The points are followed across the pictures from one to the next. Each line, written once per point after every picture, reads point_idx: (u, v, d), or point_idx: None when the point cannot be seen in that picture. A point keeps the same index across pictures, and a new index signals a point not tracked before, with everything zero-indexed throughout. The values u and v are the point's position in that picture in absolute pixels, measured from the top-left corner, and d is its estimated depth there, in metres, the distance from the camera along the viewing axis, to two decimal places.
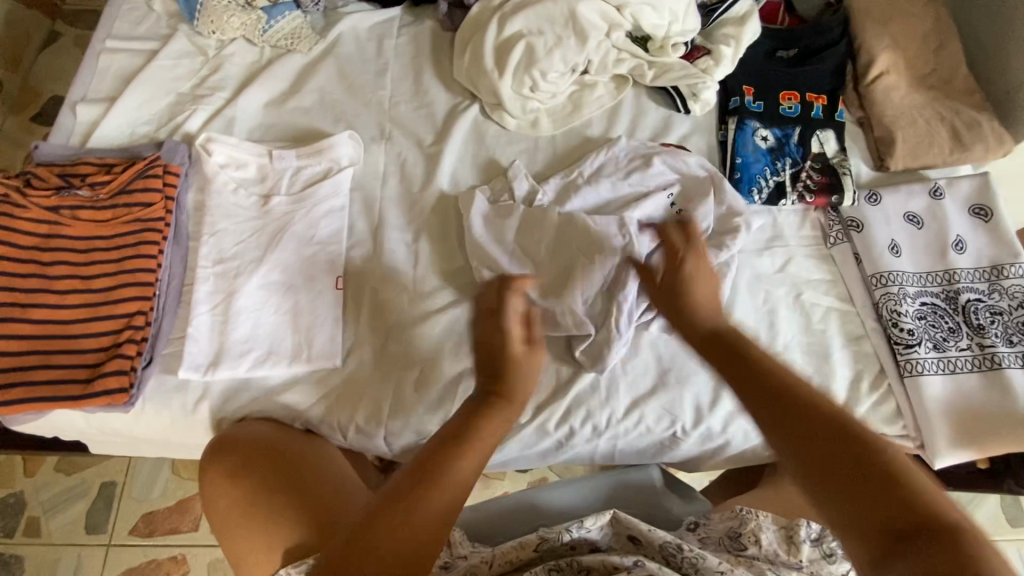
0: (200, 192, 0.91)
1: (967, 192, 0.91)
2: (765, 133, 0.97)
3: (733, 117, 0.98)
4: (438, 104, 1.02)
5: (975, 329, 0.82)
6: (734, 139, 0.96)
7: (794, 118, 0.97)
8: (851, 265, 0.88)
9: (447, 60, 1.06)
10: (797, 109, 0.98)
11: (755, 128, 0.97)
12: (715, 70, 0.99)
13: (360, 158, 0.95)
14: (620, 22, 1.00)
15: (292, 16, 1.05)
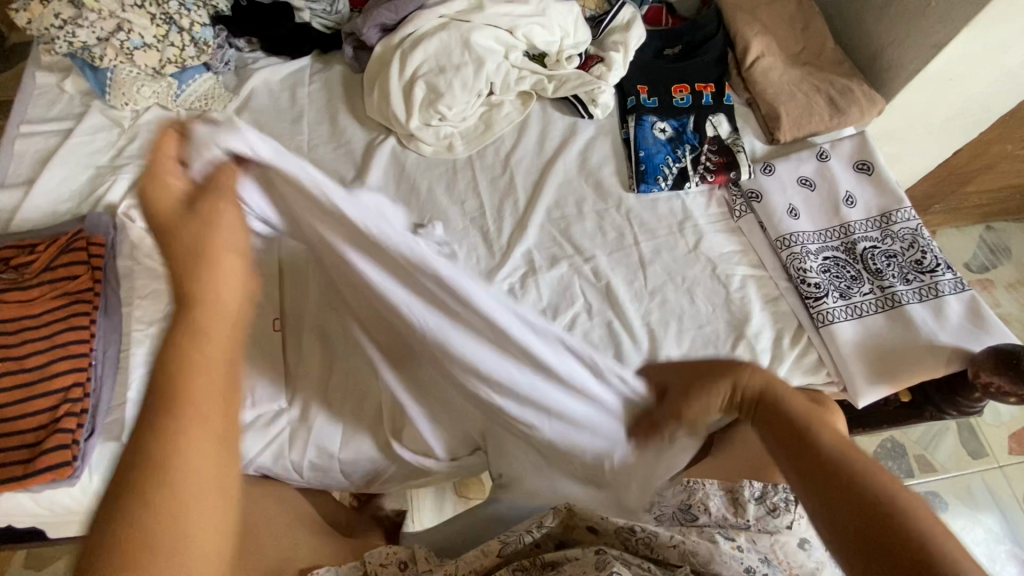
0: (128, 259, 0.92)
1: (850, 150, 0.99)
2: (663, 126, 1.04)
3: (632, 116, 1.05)
4: (356, 140, 1.07)
5: (874, 273, 0.89)
6: (635, 135, 1.03)
7: (687, 108, 1.05)
8: (757, 233, 0.94)
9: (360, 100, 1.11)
10: (689, 100, 1.06)
11: (652, 122, 1.04)
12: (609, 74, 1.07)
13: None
14: (516, 46, 1.07)
15: (203, 79, 1.08)
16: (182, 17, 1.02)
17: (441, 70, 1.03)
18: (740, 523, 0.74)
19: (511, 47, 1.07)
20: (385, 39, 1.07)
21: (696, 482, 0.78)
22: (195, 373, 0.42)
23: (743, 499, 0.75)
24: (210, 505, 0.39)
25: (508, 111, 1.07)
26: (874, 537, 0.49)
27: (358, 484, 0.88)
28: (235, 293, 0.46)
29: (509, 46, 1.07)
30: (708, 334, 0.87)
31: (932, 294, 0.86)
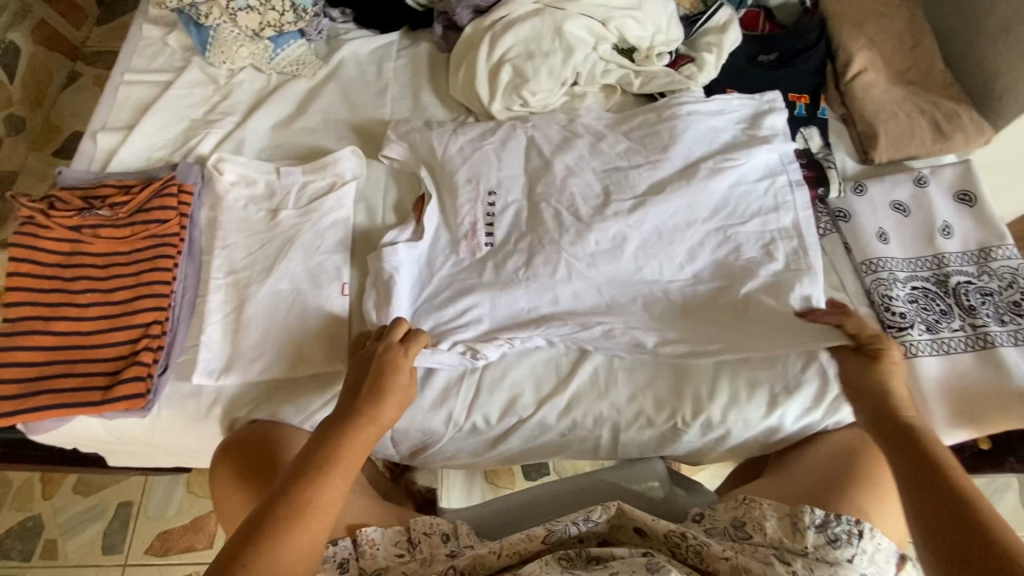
0: (212, 210, 0.96)
1: (951, 178, 0.93)
2: None
3: None
4: (436, 119, 1.09)
5: (967, 310, 0.84)
6: None
7: None
8: (840, 254, 0.90)
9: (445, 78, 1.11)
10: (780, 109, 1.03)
11: None
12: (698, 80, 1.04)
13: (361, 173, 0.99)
14: (607, 37, 1.04)
15: (297, 45, 1.11)
16: None
17: (530, 56, 1.03)
18: (798, 548, 0.69)
19: (601, 38, 1.04)
20: (477, 21, 1.07)
21: (753, 500, 0.75)
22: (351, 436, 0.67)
23: (803, 525, 0.70)
24: (312, 540, 0.60)
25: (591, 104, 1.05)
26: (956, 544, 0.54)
27: (405, 457, 0.90)
28: (392, 414, 0.70)
29: (599, 34, 1.04)
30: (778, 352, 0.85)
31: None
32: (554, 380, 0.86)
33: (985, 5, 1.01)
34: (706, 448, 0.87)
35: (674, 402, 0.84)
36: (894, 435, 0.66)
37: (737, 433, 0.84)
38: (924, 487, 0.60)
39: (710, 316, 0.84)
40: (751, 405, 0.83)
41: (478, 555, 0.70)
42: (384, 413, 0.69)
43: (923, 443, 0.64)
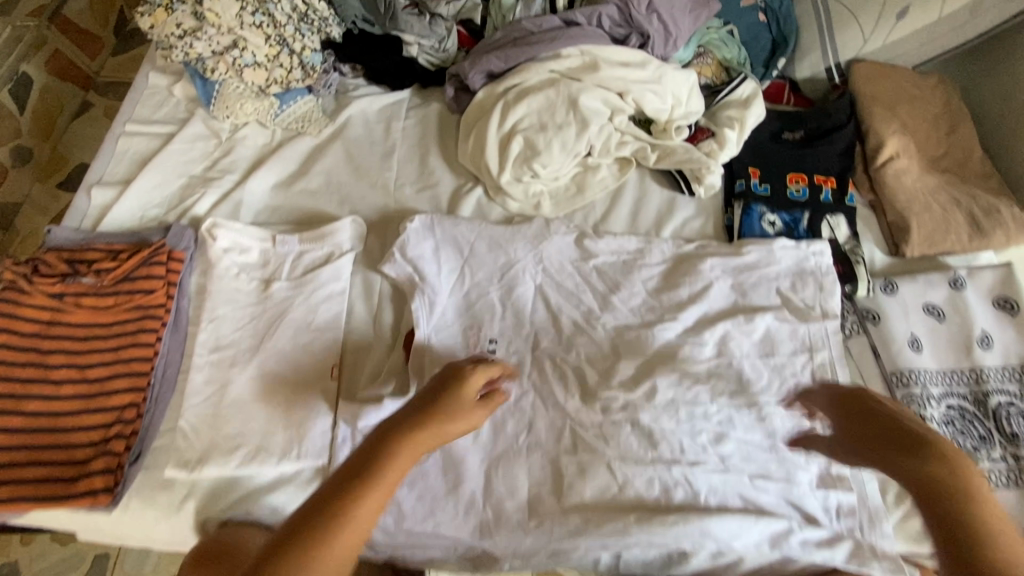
0: (202, 276, 0.92)
1: (992, 283, 0.86)
2: (773, 218, 0.95)
3: (740, 202, 0.97)
4: (443, 185, 1.04)
5: (1008, 437, 0.76)
6: (741, 224, 0.95)
7: (802, 203, 0.97)
8: (869, 360, 0.84)
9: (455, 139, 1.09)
10: (805, 194, 0.97)
11: (762, 213, 0.96)
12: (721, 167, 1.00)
13: (355, 242, 0.95)
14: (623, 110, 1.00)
15: (304, 101, 1.08)
16: (297, 40, 1.02)
17: (543, 127, 0.98)
18: None
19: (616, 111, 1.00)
20: (490, 86, 1.03)
21: None
22: (398, 455, 0.60)
23: None
24: (352, 542, 0.55)
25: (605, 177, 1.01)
26: None
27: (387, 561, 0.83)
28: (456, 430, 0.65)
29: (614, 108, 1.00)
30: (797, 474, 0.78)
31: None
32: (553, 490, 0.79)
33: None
34: None
35: None
36: (892, 438, 0.63)
37: (750, 560, 0.75)
38: (868, 441, 0.65)
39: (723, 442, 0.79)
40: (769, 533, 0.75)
41: None
42: (450, 421, 0.65)
43: (942, 505, 0.58)
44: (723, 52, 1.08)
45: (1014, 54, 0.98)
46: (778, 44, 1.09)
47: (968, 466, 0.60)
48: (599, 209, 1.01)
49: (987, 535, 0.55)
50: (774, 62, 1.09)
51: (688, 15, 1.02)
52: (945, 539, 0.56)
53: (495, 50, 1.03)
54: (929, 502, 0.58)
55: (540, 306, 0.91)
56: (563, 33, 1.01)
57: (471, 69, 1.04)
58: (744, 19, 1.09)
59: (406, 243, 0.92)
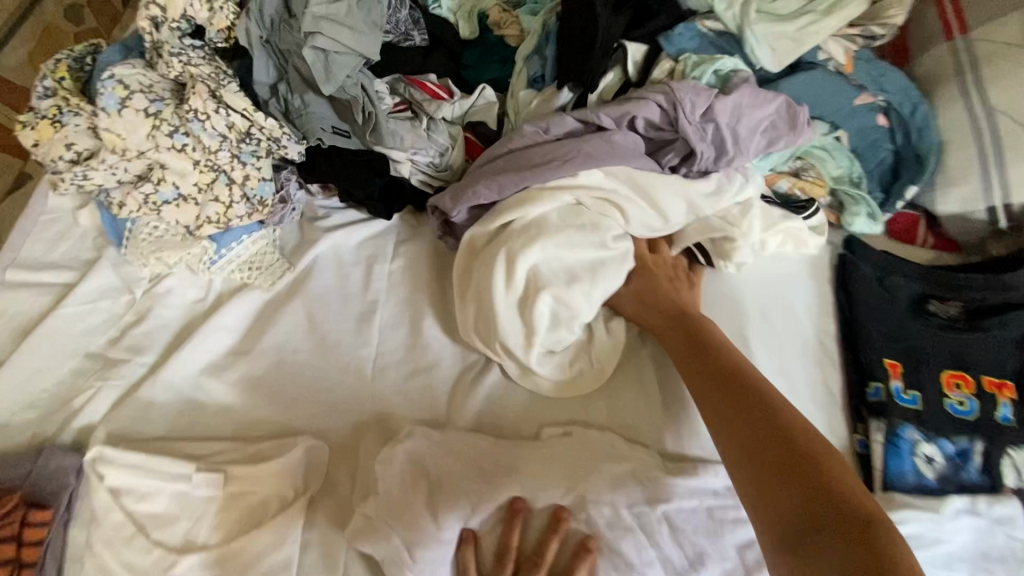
0: (81, 537, 0.62)
1: None
2: (929, 450, 0.64)
3: (878, 420, 0.66)
4: (442, 368, 0.74)
5: None
6: (884, 460, 0.64)
7: (971, 423, 0.66)
8: None
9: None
10: (973, 406, 0.66)
11: (913, 440, 0.64)
12: (829, 361, 0.72)
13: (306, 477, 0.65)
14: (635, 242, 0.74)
15: (252, 240, 0.78)
16: (236, 169, 0.73)
17: (571, 280, 0.69)
18: None
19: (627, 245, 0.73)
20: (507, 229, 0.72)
21: None
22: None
23: None
24: None
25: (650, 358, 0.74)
26: (829, 518, 0.51)
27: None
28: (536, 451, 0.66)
29: (620, 246, 0.71)
30: None
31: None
32: None
33: None
34: None
35: None
36: (716, 369, 0.64)
37: None
38: (723, 388, 0.63)
39: None
40: None
41: None
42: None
43: (762, 414, 0.59)
44: (826, 166, 0.79)
45: None
46: (901, 160, 0.78)
47: (771, 397, 0.61)
48: (662, 415, 0.71)
49: (773, 428, 0.58)
50: (899, 187, 0.78)
51: (758, 119, 0.72)
52: (732, 411, 0.61)
53: (483, 170, 0.74)
54: (736, 427, 0.60)
55: None
56: (578, 146, 0.71)
57: (451, 200, 0.74)
58: (857, 124, 0.77)
59: (379, 483, 0.63)
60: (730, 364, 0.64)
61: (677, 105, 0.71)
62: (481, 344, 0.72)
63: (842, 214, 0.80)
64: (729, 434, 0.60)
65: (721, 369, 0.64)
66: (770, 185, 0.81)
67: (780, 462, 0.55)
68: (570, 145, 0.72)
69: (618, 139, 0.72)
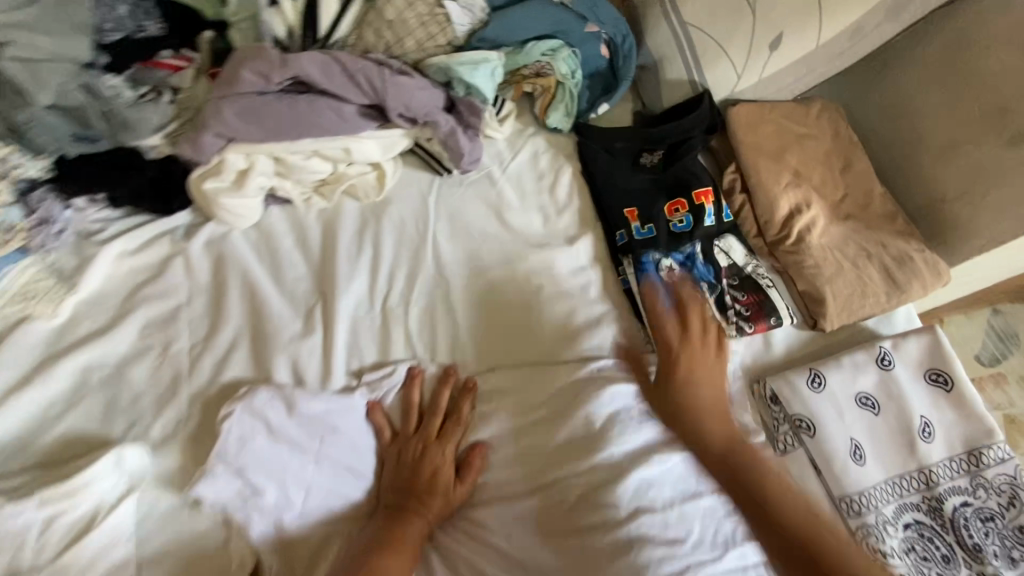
0: None
1: (918, 355, 0.75)
2: (669, 263, 0.82)
3: (629, 257, 0.83)
4: (242, 345, 0.76)
5: (972, 551, 0.66)
6: (639, 285, 0.81)
7: (689, 233, 0.84)
8: (813, 482, 0.69)
9: (278, 272, 0.82)
10: (689, 221, 0.85)
11: (656, 261, 0.82)
12: (599, 266, 0.85)
13: (125, 477, 0.68)
14: (381, 163, 0.87)
15: (19, 270, 0.75)
16: None
17: (308, 156, 0.83)
18: None
19: (372, 162, 0.86)
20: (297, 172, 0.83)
21: None
22: (405, 530, 0.64)
23: None
24: None
25: (433, 258, 0.85)
26: None
27: None
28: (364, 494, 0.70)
29: (358, 154, 0.83)
30: None
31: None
32: None
33: (919, 113, 0.84)
34: None
35: None
36: (727, 460, 0.68)
37: None
38: (747, 485, 0.66)
39: None
40: None
41: None
42: (430, 503, 0.67)
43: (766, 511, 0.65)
44: (556, 65, 0.89)
45: (890, 64, 0.88)
46: (614, 79, 0.94)
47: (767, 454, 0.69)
48: (410, 257, 0.84)
49: (735, 442, 0.70)
50: (597, 103, 0.94)
51: (455, 127, 0.84)
52: (731, 482, 0.67)
53: (214, 116, 0.76)
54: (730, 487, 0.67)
55: None
56: (310, 108, 0.78)
57: (191, 148, 0.77)
58: (589, 48, 0.91)
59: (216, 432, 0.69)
60: (726, 439, 0.69)
61: (383, 101, 0.80)
62: (229, 216, 0.81)
63: (549, 111, 0.92)
64: (744, 502, 0.66)
65: (727, 461, 0.68)
66: (517, 94, 0.94)
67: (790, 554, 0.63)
68: (305, 111, 0.78)
69: (349, 112, 0.81)
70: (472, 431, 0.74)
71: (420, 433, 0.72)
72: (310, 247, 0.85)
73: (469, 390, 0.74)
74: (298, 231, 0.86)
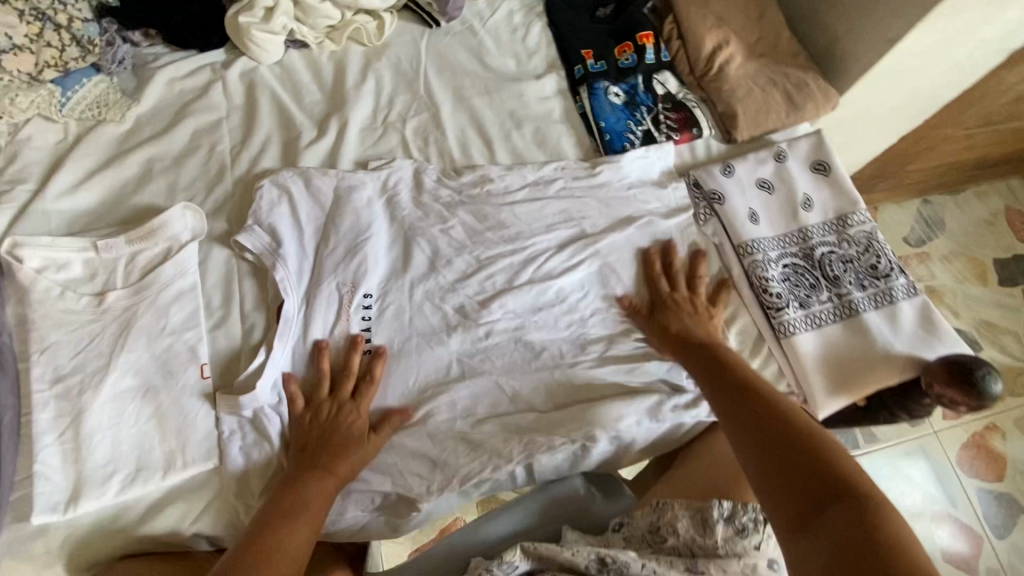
0: (20, 306, 0.80)
1: (806, 150, 0.97)
2: (615, 90, 1.02)
3: (584, 86, 1.03)
4: (274, 147, 0.96)
5: (832, 280, 0.88)
6: (591, 106, 1.01)
7: (633, 68, 1.03)
8: (720, 238, 0.92)
9: (301, 96, 1.01)
10: (633, 59, 1.04)
11: (606, 88, 1.02)
12: (561, 96, 1.04)
13: (194, 231, 0.87)
14: (381, 13, 1.05)
15: (93, 82, 0.94)
16: (58, 11, 0.87)
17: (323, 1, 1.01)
18: (707, 543, 0.75)
19: (373, 12, 1.05)
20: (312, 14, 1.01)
21: (665, 504, 0.80)
22: (307, 489, 0.72)
23: (711, 520, 0.77)
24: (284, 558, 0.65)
25: (425, 88, 1.04)
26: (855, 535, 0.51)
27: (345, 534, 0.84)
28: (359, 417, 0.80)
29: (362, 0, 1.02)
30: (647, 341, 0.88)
31: (917, 293, 0.86)
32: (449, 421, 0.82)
33: None
34: (620, 451, 0.87)
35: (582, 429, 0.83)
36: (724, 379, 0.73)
37: (642, 440, 0.85)
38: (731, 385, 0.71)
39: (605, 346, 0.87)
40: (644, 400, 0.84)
41: None
42: (340, 466, 0.75)
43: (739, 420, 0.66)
44: None
45: None
46: None
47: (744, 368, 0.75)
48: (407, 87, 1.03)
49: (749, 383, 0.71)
50: None
51: None
52: (720, 382, 0.73)
53: None
54: (734, 416, 0.67)
55: (418, 256, 0.90)
56: None
57: None
58: None
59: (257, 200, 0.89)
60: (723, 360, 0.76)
61: None
62: (257, 50, 0.99)
63: None
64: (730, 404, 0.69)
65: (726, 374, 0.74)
66: None
67: (783, 444, 0.61)
68: None
69: None
70: (459, 209, 0.93)
71: (338, 395, 0.80)
72: (324, 79, 1.03)
73: (379, 355, 0.83)
74: (313, 67, 1.04)
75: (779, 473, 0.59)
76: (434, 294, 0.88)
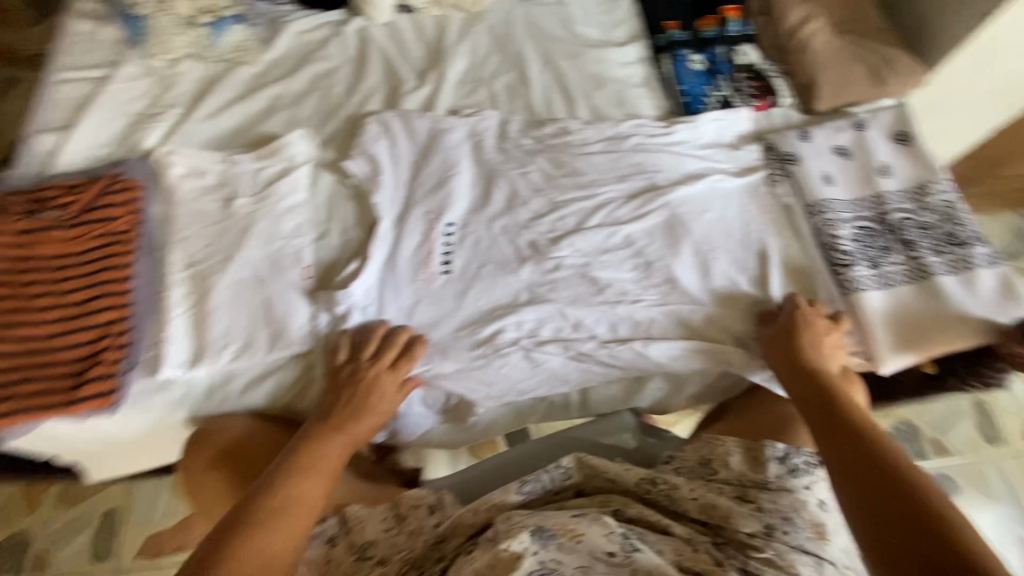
0: (164, 204, 0.94)
1: (889, 121, 0.97)
2: (697, 58, 1.07)
3: (666, 53, 1.08)
4: (380, 92, 1.08)
5: (906, 245, 0.88)
6: (671, 72, 1.07)
7: (716, 39, 1.08)
8: (792, 198, 0.94)
9: (405, 51, 1.13)
10: (716, 31, 1.09)
11: (687, 56, 1.07)
12: (643, 61, 1.10)
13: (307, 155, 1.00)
14: None
15: (236, 30, 1.09)
16: None
17: None
18: (758, 478, 0.77)
19: None
20: None
21: (717, 439, 0.83)
22: (325, 449, 0.79)
23: (764, 458, 0.79)
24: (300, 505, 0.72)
25: (516, 49, 1.12)
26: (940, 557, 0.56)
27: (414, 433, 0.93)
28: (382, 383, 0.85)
29: None
30: (712, 288, 0.90)
31: (998, 263, 0.86)
32: (515, 338, 0.89)
33: None
34: (670, 388, 0.92)
35: (638, 359, 0.88)
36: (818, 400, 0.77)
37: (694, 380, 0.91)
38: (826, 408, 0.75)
39: (670, 285, 0.90)
40: (700, 342, 0.88)
41: (459, 517, 0.76)
42: (357, 431, 0.82)
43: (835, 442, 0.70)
44: None
45: None
46: None
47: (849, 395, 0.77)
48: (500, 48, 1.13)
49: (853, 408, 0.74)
50: None
51: None
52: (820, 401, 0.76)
53: None
54: (829, 436, 0.72)
55: (499, 192, 0.98)
56: None
57: None
58: None
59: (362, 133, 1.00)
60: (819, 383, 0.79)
61: None
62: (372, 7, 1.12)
63: None
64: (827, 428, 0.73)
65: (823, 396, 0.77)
66: None
67: (878, 478, 0.64)
68: None
69: None
70: (540, 154, 1.01)
71: (373, 361, 0.85)
72: (426, 37, 1.14)
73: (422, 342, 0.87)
74: (418, 27, 1.15)
75: (871, 497, 0.63)
76: (511, 226, 0.95)
